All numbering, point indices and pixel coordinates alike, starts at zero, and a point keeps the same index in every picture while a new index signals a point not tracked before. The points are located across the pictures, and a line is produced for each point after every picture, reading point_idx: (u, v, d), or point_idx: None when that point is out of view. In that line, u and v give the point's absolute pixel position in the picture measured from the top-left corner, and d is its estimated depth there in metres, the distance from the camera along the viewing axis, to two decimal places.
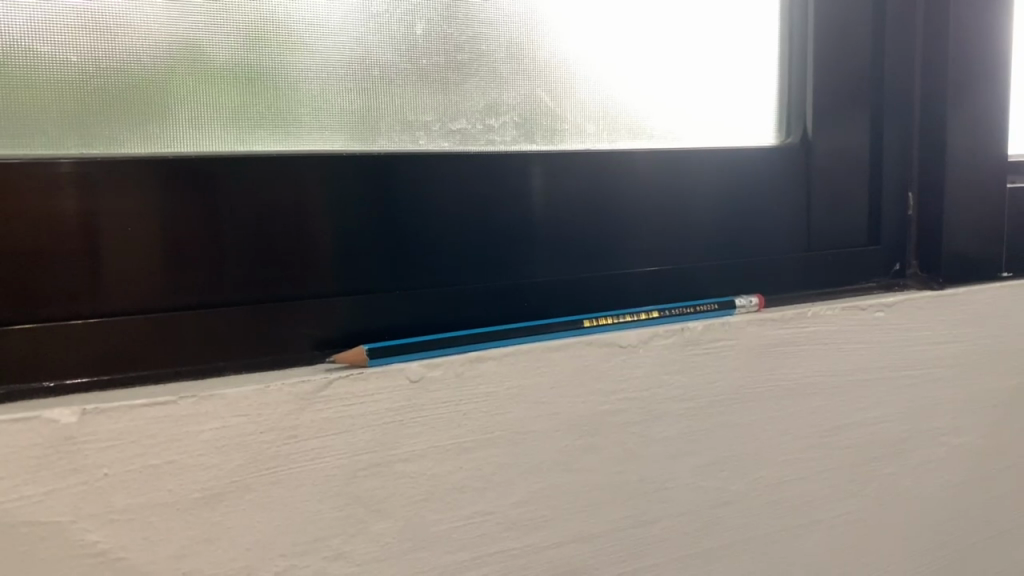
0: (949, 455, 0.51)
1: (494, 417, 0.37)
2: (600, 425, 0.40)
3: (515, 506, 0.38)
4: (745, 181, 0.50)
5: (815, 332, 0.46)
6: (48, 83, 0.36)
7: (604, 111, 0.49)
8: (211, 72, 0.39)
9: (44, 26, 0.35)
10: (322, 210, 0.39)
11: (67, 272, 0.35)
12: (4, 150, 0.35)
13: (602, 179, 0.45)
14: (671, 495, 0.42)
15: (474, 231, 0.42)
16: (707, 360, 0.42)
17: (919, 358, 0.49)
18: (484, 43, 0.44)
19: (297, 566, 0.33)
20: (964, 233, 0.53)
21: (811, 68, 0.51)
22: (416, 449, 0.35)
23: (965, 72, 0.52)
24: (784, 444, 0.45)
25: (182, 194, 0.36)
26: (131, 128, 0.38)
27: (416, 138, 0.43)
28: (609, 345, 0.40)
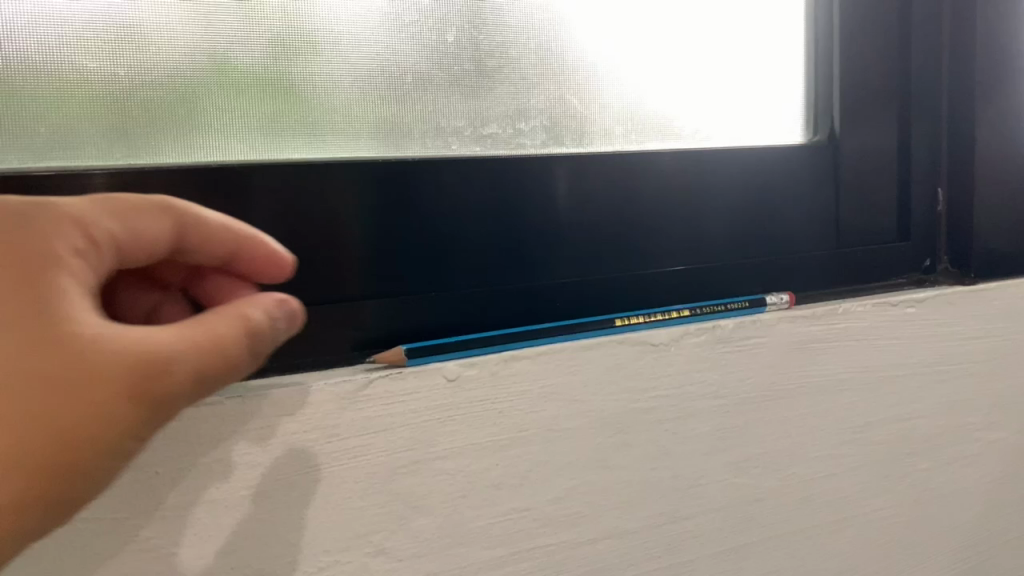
0: (983, 452, 0.51)
1: (530, 415, 0.38)
2: (634, 422, 0.40)
3: (550, 502, 0.38)
4: (771, 179, 0.50)
5: (846, 328, 0.46)
6: (94, 97, 0.37)
7: (631, 113, 0.49)
8: (249, 84, 0.40)
9: (90, 44, 0.37)
10: (349, 215, 0.40)
11: None
12: (58, 162, 0.37)
13: (628, 180, 0.46)
14: (704, 491, 0.42)
15: (501, 233, 0.43)
16: (738, 357, 0.43)
17: (952, 353, 0.49)
18: (512, 49, 0.45)
19: (339, 561, 0.34)
20: (996, 230, 0.53)
21: (837, 66, 0.51)
22: (454, 446, 0.36)
23: (995, 66, 0.52)
24: (817, 440, 0.45)
25: (214, 202, 0.37)
26: (173, 138, 0.39)
27: (448, 144, 0.44)
28: (640, 344, 0.40)
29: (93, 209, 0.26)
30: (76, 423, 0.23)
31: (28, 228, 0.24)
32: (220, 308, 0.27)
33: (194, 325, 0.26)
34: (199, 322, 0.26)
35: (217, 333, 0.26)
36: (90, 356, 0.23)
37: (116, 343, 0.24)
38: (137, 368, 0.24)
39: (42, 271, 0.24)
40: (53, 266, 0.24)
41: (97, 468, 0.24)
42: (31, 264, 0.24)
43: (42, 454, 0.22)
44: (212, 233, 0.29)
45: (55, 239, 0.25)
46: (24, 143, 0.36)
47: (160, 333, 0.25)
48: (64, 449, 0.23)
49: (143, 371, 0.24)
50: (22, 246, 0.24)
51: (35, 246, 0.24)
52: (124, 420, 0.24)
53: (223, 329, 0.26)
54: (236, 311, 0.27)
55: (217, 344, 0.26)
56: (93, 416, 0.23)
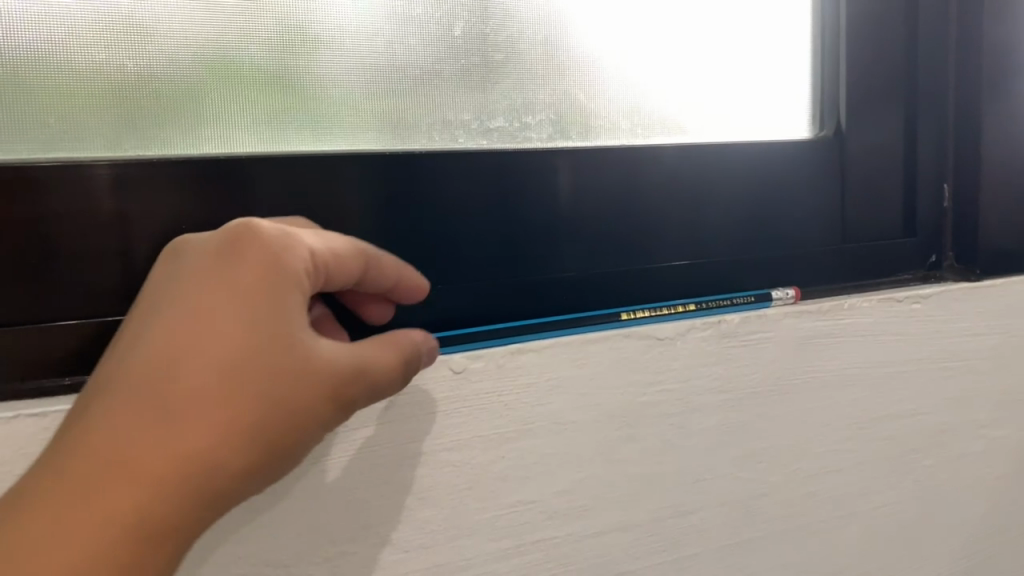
0: (988, 448, 0.51)
1: (536, 408, 0.38)
2: (640, 415, 0.40)
3: (556, 495, 0.38)
4: (777, 174, 0.50)
5: (852, 323, 0.46)
6: (103, 89, 0.37)
7: (637, 108, 0.49)
8: (258, 76, 0.40)
9: (99, 36, 0.37)
10: (356, 207, 0.40)
11: (111, 271, 0.35)
12: (68, 154, 0.37)
13: (634, 174, 0.46)
14: (709, 486, 0.42)
15: (507, 227, 0.43)
16: (744, 352, 0.43)
17: (958, 349, 0.49)
18: (519, 42, 0.45)
19: (346, 552, 0.35)
20: (1002, 226, 0.53)
21: (843, 61, 0.51)
22: (460, 438, 0.36)
23: (1002, 61, 0.52)
24: (822, 435, 0.46)
25: (222, 193, 0.37)
26: (183, 131, 0.39)
27: (455, 137, 0.44)
28: (647, 337, 0.40)
29: (312, 240, 0.31)
30: (298, 415, 0.28)
31: (280, 245, 0.29)
32: (383, 335, 0.33)
33: (372, 348, 0.32)
34: (371, 345, 0.32)
35: (385, 355, 0.32)
36: (315, 363, 0.29)
37: (326, 357, 0.29)
38: (339, 379, 0.29)
39: (291, 282, 0.29)
40: (297, 280, 0.29)
41: (296, 453, 0.28)
42: (281, 277, 0.29)
43: (275, 438, 0.27)
44: (382, 271, 0.35)
45: (294, 258, 0.29)
46: (35, 135, 0.36)
47: (351, 351, 0.30)
48: (284, 435, 0.28)
49: (339, 381, 0.29)
50: (275, 258, 0.29)
51: (281, 259, 0.29)
52: (323, 417, 0.29)
53: (390, 354, 0.32)
54: (392, 338, 0.33)
55: (387, 367, 0.32)
56: (307, 412, 0.28)
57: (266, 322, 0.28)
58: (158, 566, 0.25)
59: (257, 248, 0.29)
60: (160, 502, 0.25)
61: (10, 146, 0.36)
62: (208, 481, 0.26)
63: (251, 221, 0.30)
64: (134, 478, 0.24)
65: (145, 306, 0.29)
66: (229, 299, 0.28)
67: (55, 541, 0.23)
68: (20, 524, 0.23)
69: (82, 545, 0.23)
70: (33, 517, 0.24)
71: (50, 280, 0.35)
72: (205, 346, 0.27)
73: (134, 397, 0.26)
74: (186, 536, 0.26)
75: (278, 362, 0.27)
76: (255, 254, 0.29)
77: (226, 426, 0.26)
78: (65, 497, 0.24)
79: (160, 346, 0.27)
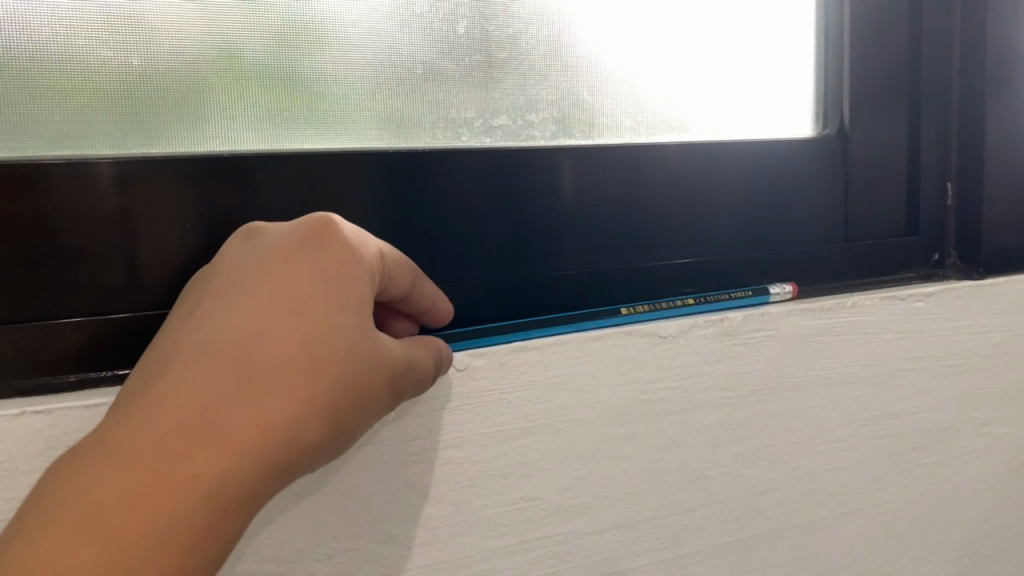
0: (989, 446, 0.51)
1: (538, 406, 0.38)
2: (642, 413, 0.40)
3: (557, 492, 0.39)
4: (779, 172, 0.50)
5: (854, 321, 0.46)
6: (107, 87, 0.38)
7: (640, 106, 0.49)
8: (262, 74, 0.40)
9: (103, 33, 0.37)
10: (360, 204, 0.40)
11: (114, 268, 0.36)
12: (71, 151, 0.37)
13: (637, 171, 0.46)
14: (711, 483, 0.42)
15: (510, 224, 0.43)
16: (746, 350, 0.43)
17: (960, 347, 0.49)
18: (522, 41, 0.45)
19: (348, 548, 0.35)
20: (1004, 225, 0.53)
21: (846, 60, 0.51)
22: (462, 436, 0.37)
23: (1006, 60, 0.52)
24: (823, 433, 0.46)
25: (226, 190, 0.37)
26: (187, 128, 0.39)
27: (458, 135, 0.44)
28: (649, 335, 0.40)
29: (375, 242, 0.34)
30: (362, 399, 0.30)
31: (352, 242, 0.32)
32: (426, 341, 0.34)
33: (419, 349, 0.33)
34: (420, 345, 0.34)
35: (432, 355, 0.34)
36: (378, 351, 0.30)
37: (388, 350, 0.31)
38: (394, 369, 0.31)
39: (363, 274, 0.31)
40: (366, 273, 0.31)
41: (352, 439, 0.30)
42: (355, 268, 0.31)
43: (341, 419, 0.29)
44: (424, 294, 0.36)
45: (364, 252, 0.32)
46: (39, 133, 0.37)
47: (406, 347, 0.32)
48: (348, 416, 0.29)
49: (395, 370, 0.31)
50: (350, 250, 0.31)
51: (354, 253, 0.31)
52: (378, 403, 0.31)
53: (432, 358, 0.34)
54: (436, 341, 0.35)
55: (430, 371, 0.33)
56: (369, 399, 0.30)
57: (341, 306, 0.30)
58: (231, 531, 0.26)
59: (334, 241, 0.31)
60: (241, 465, 0.26)
61: (14, 144, 0.36)
62: (285, 451, 0.27)
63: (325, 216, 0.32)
64: (222, 439, 0.26)
65: (223, 285, 0.30)
66: (310, 282, 0.30)
67: (147, 494, 0.24)
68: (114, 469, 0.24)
69: (173, 498, 0.24)
70: (125, 463, 0.24)
71: (53, 278, 0.35)
72: (286, 322, 0.28)
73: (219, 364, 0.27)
74: (257, 504, 0.27)
75: (350, 346, 0.29)
76: (331, 246, 0.31)
77: (302, 399, 0.27)
78: (155, 451, 0.25)
79: (242, 321, 0.28)
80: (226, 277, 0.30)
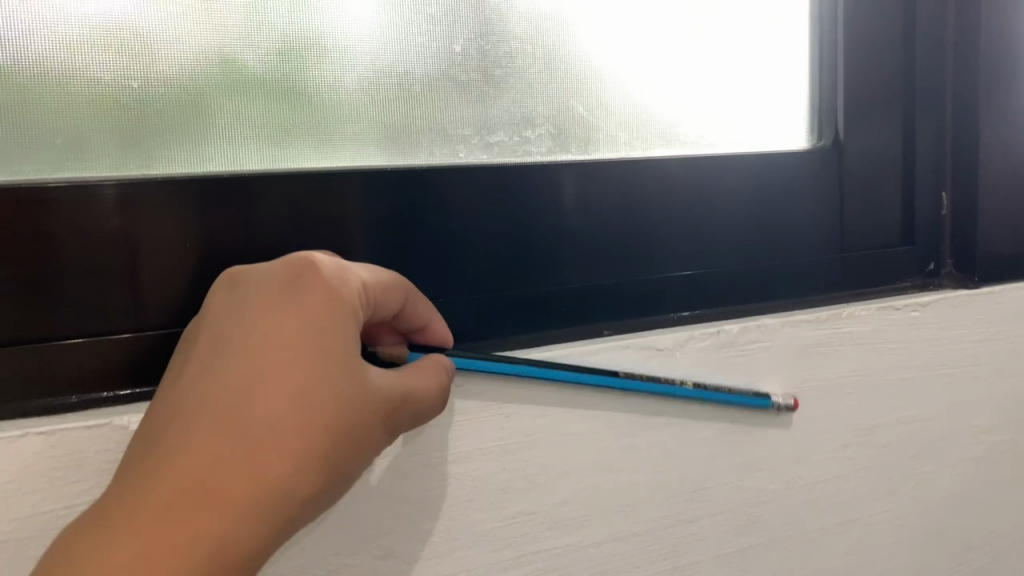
0: (987, 454, 0.51)
1: (536, 420, 0.38)
2: (640, 426, 0.41)
3: (556, 505, 0.39)
4: (775, 184, 0.50)
5: (851, 332, 0.46)
6: (108, 110, 0.38)
7: (636, 120, 0.50)
8: (262, 95, 0.41)
9: (105, 57, 0.38)
10: (359, 221, 0.40)
11: (114, 288, 0.36)
12: (72, 173, 0.37)
13: (634, 186, 0.46)
14: (709, 494, 0.43)
15: (511, 238, 0.44)
16: (743, 362, 0.43)
17: (957, 357, 0.49)
18: (518, 57, 0.46)
19: (348, 564, 0.35)
20: (1000, 233, 0.53)
21: (841, 71, 0.51)
22: (461, 451, 0.37)
23: (998, 71, 0.52)
24: (821, 443, 0.46)
25: (225, 210, 0.38)
26: (187, 150, 0.39)
27: (456, 152, 0.45)
28: (646, 349, 0.41)
29: (361, 272, 0.34)
30: (358, 441, 0.30)
31: (337, 280, 0.32)
32: (428, 362, 0.34)
33: (416, 375, 0.33)
34: (417, 369, 0.34)
35: (430, 379, 0.34)
36: (371, 389, 0.31)
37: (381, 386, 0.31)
38: (388, 405, 0.31)
39: (349, 314, 0.31)
40: (352, 309, 0.31)
41: (352, 479, 0.30)
42: (341, 308, 0.31)
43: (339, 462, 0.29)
44: (418, 311, 0.37)
45: (349, 288, 0.32)
46: (41, 156, 0.37)
47: (400, 378, 0.33)
48: (345, 460, 0.29)
49: (390, 406, 0.31)
50: (334, 290, 0.31)
51: (340, 294, 0.31)
52: (374, 442, 0.31)
53: (433, 381, 0.34)
54: (437, 359, 0.35)
55: (431, 391, 0.33)
56: (365, 440, 0.30)
57: (330, 350, 0.30)
58: None
59: (319, 283, 0.31)
60: (240, 524, 0.26)
61: (16, 168, 0.36)
62: (284, 503, 0.27)
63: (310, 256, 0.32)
64: (217, 502, 0.26)
65: (212, 336, 0.30)
66: (297, 328, 0.30)
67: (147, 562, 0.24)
68: (113, 541, 0.25)
69: (174, 566, 0.24)
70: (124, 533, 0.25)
71: (53, 299, 0.35)
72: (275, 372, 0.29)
73: (211, 423, 0.27)
74: (261, 558, 0.27)
75: (341, 388, 0.29)
76: (316, 289, 0.31)
77: (296, 449, 0.28)
78: (153, 519, 0.25)
79: (233, 377, 0.29)
80: (216, 330, 0.30)
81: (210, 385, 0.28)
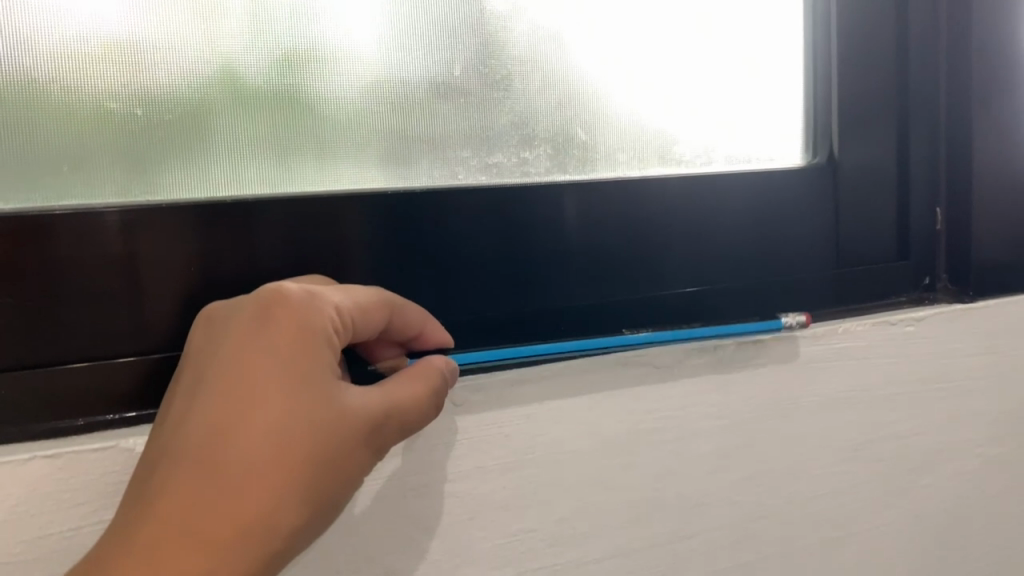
0: (984, 467, 0.52)
1: (536, 438, 0.39)
2: (638, 443, 0.41)
3: (556, 522, 0.39)
4: (771, 201, 0.51)
5: (847, 347, 0.47)
6: (114, 137, 0.39)
7: (633, 139, 0.50)
8: (264, 120, 0.41)
9: (112, 85, 0.39)
10: (360, 243, 0.41)
11: (119, 312, 0.37)
12: (79, 200, 0.38)
13: (631, 204, 0.47)
14: (708, 509, 0.43)
15: (512, 257, 0.44)
16: (740, 378, 0.44)
17: (953, 370, 0.50)
18: (516, 79, 0.47)
19: None
20: (994, 247, 0.54)
21: (836, 89, 0.52)
22: (462, 469, 0.37)
23: (990, 87, 0.53)
24: (818, 458, 0.46)
25: (228, 233, 0.38)
26: (191, 175, 0.40)
27: (455, 173, 0.45)
28: (644, 366, 0.41)
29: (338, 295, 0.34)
30: (338, 467, 0.30)
31: (306, 309, 0.32)
32: (419, 367, 0.35)
33: (402, 386, 0.33)
34: (404, 377, 0.34)
35: (419, 387, 0.34)
36: (350, 413, 0.31)
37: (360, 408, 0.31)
38: (370, 427, 0.32)
39: (322, 342, 0.32)
40: (326, 336, 0.32)
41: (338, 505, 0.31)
42: (311, 337, 0.31)
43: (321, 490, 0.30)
44: (407, 320, 0.37)
45: (321, 315, 0.32)
46: (48, 184, 0.38)
47: (381, 395, 0.33)
48: (327, 487, 0.30)
49: (372, 428, 0.32)
50: (305, 320, 0.32)
51: (311, 322, 0.32)
52: (359, 465, 0.31)
53: (420, 388, 0.34)
54: (428, 364, 0.35)
55: (420, 396, 0.33)
56: (347, 466, 0.31)
57: (304, 381, 0.30)
58: None
59: (289, 314, 0.32)
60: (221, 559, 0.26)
61: (25, 197, 0.37)
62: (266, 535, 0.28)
63: (279, 287, 0.33)
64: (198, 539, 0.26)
65: (191, 377, 0.31)
66: (270, 361, 0.30)
67: None
68: None
69: None
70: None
71: (61, 324, 0.36)
72: (250, 406, 0.29)
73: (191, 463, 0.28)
74: None
75: (318, 416, 0.30)
76: (287, 321, 0.31)
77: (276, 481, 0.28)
78: (134, 560, 0.26)
79: (210, 415, 0.29)
80: (195, 371, 0.31)
81: (189, 425, 0.29)
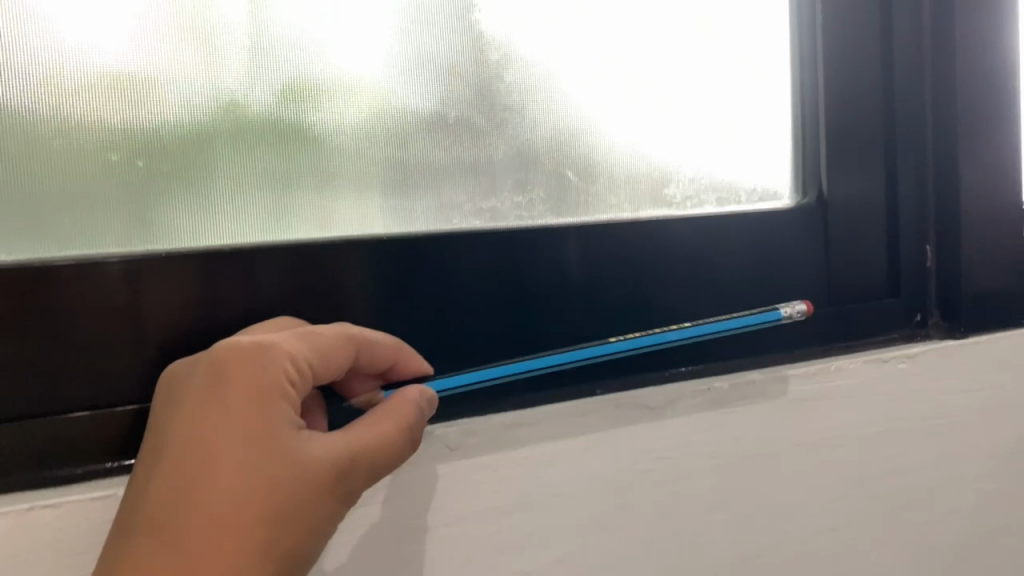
0: (981, 503, 0.52)
1: (532, 480, 0.39)
2: (634, 483, 0.42)
3: (553, 564, 0.40)
4: (761, 241, 0.51)
5: (838, 385, 0.47)
6: (117, 188, 0.40)
7: (624, 183, 0.51)
8: (263, 170, 0.42)
9: (116, 138, 0.40)
10: (360, 289, 0.41)
11: (123, 360, 0.37)
12: (82, 250, 0.38)
13: (624, 246, 0.47)
14: (704, 549, 0.43)
15: (512, 299, 0.45)
16: (733, 417, 0.45)
17: (946, 406, 0.50)
18: (508, 125, 0.48)
19: None
20: (983, 284, 0.54)
21: (824, 130, 0.53)
22: (459, 512, 0.38)
23: (974, 126, 0.54)
24: (813, 496, 0.47)
25: (229, 280, 0.39)
26: (190, 226, 0.41)
27: (450, 219, 0.46)
28: (637, 408, 0.42)
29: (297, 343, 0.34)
30: (301, 521, 0.31)
31: (258, 362, 0.32)
32: (389, 407, 0.35)
33: (364, 430, 0.34)
34: (369, 422, 0.34)
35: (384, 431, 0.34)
36: (309, 465, 0.32)
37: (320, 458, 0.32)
38: (331, 476, 0.32)
39: (275, 394, 0.32)
40: (280, 389, 0.32)
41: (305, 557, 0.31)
42: (265, 393, 0.32)
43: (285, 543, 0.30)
44: (376, 356, 0.38)
45: (275, 366, 0.33)
46: (52, 235, 0.38)
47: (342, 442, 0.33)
48: (290, 541, 0.30)
49: (335, 477, 0.32)
50: (258, 375, 0.32)
51: (264, 376, 0.32)
52: (323, 515, 0.32)
53: (386, 430, 0.34)
54: (393, 405, 0.35)
55: (387, 440, 0.34)
56: (309, 518, 0.31)
57: (259, 439, 0.31)
58: None
59: (241, 370, 0.32)
60: None
61: (27, 249, 0.37)
62: None
63: (231, 342, 0.33)
64: None
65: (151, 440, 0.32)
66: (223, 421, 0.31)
67: None
68: None
69: None
70: None
71: (65, 373, 0.36)
72: (207, 470, 0.30)
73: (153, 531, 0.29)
74: None
75: (275, 472, 0.31)
76: (238, 378, 0.32)
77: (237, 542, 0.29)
78: None
79: (169, 482, 0.30)
80: (154, 434, 0.32)
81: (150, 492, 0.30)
